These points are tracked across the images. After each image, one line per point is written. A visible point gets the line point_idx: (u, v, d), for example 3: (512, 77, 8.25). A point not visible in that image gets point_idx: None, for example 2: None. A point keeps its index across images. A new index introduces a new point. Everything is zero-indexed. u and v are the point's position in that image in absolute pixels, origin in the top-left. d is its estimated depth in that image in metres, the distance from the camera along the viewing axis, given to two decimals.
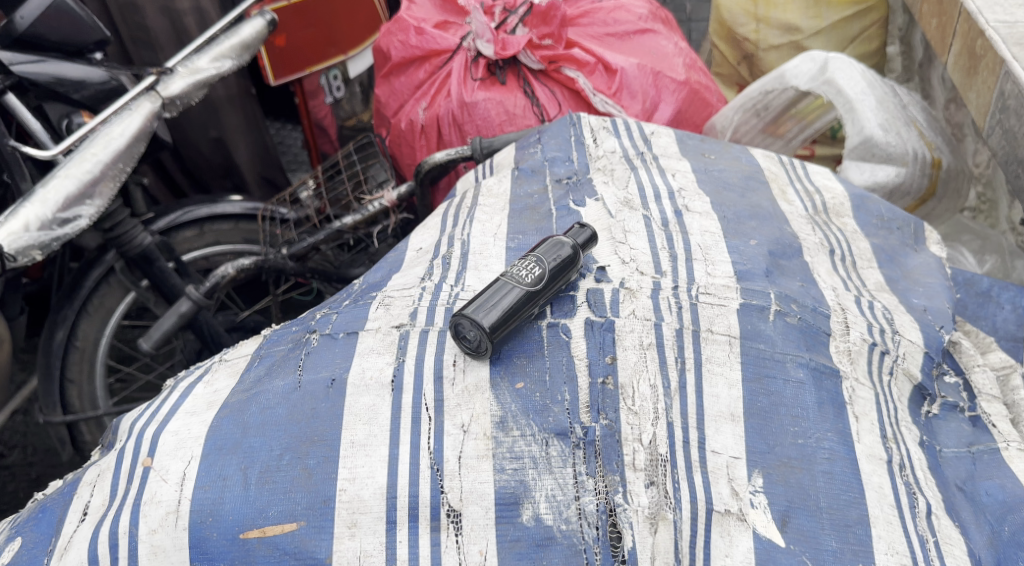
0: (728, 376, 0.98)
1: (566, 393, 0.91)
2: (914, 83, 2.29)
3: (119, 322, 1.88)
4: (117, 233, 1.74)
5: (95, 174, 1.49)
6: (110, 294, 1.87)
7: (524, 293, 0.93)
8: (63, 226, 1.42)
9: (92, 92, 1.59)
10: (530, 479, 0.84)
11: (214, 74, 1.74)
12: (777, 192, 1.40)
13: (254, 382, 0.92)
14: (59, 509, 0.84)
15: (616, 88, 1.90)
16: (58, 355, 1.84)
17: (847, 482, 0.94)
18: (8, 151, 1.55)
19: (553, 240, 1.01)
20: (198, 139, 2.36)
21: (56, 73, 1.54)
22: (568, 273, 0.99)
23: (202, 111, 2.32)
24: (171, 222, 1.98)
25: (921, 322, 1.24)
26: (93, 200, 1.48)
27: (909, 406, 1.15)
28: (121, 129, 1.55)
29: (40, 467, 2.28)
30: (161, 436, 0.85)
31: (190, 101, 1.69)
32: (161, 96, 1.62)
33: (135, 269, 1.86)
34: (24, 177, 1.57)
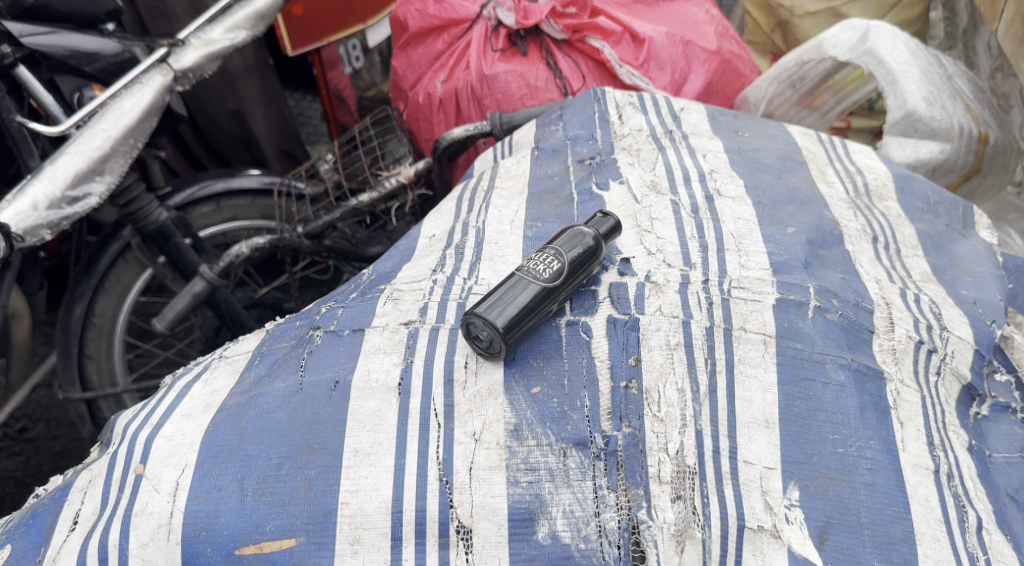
0: (762, 379, 0.91)
1: (586, 398, 0.84)
2: (956, 52, 2.13)
3: (136, 299, 1.84)
4: (134, 209, 1.70)
5: (106, 151, 1.42)
6: (127, 270, 1.83)
7: (540, 291, 0.86)
8: (72, 205, 1.36)
9: (105, 64, 1.51)
10: (546, 493, 0.78)
11: (228, 45, 1.65)
12: (816, 173, 1.31)
13: (253, 383, 0.86)
14: (50, 516, 0.80)
15: (644, 59, 1.80)
16: (76, 332, 1.80)
17: (890, 496, 0.87)
18: (15, 127, 1.46)
19: (572, 230, 0.93)
20: (216, 111, 2.29)
21: (69, 45, 1.47)
22: (589, 267, 0.91)
23: (219, 83, 2.24)
24: (187, 197, 1.91)
25: (971, 316, 1.15)
26: (103, 176, 1.42)
27: (956, 408, 1.06)
28: (133, 104, 1.47)
29: (64, 440, 2.26)
30: (155, 441, 0.80)
31: (203, 74, 1.62)
32: (173, 69, 1.55)
33: (151, 246, 1.81)
34: (31, 155, 1.49)
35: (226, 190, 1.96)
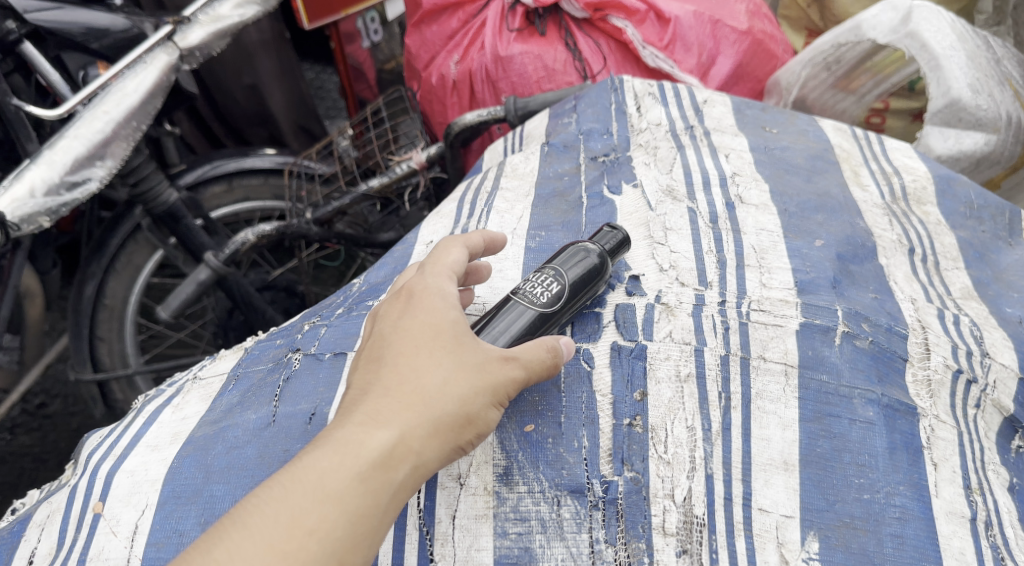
0: (781, 415, 0.82)
1: (585, 439, 0.77)
2: (1005, 30, 1.81)
3: (148, 280, 1.78)
4: (143, 189, 1.64)
5: (107, 135, 1.33)
6: (138, 251, 1.78)
7: (534, 318, 0.78)
8: (71, 191, 1.29)
9: (114, 41, 1.43)
10: (536, 546, 0.72)
11: (238, 22, 1.54)
12: (850, 174, 1.20)
13: (224, 412, 0.79)
14: (6, 552, 0.75)
15: (669, 40, 1.67)
16: (87, 313, 1.75)
17: (920, 549, 0.78)
18: (10, 109, 1.35)
19: (575, 248, 0.84)
20: (232, 87, 2.21)
21: (83, 23, 1.40)
22: (592, 289, 0.83)
23: (235, 57, 2.16)
24: (199, 176, 1.85)
25: (1017, 338, 1.03)
26: (104, 161, 1.34)
27: (997, 442, 0.93)
28: (136, 84, 1.38)
29: (80, 418, 2.20)
30: (116, 476, 0.75)
31: (212, 52, 1.50)
32: (179, 48, 1.45)
33: (162, 227, 1.76)
34: (32, 141, 1.38)
35: (238, 170, 1.89)
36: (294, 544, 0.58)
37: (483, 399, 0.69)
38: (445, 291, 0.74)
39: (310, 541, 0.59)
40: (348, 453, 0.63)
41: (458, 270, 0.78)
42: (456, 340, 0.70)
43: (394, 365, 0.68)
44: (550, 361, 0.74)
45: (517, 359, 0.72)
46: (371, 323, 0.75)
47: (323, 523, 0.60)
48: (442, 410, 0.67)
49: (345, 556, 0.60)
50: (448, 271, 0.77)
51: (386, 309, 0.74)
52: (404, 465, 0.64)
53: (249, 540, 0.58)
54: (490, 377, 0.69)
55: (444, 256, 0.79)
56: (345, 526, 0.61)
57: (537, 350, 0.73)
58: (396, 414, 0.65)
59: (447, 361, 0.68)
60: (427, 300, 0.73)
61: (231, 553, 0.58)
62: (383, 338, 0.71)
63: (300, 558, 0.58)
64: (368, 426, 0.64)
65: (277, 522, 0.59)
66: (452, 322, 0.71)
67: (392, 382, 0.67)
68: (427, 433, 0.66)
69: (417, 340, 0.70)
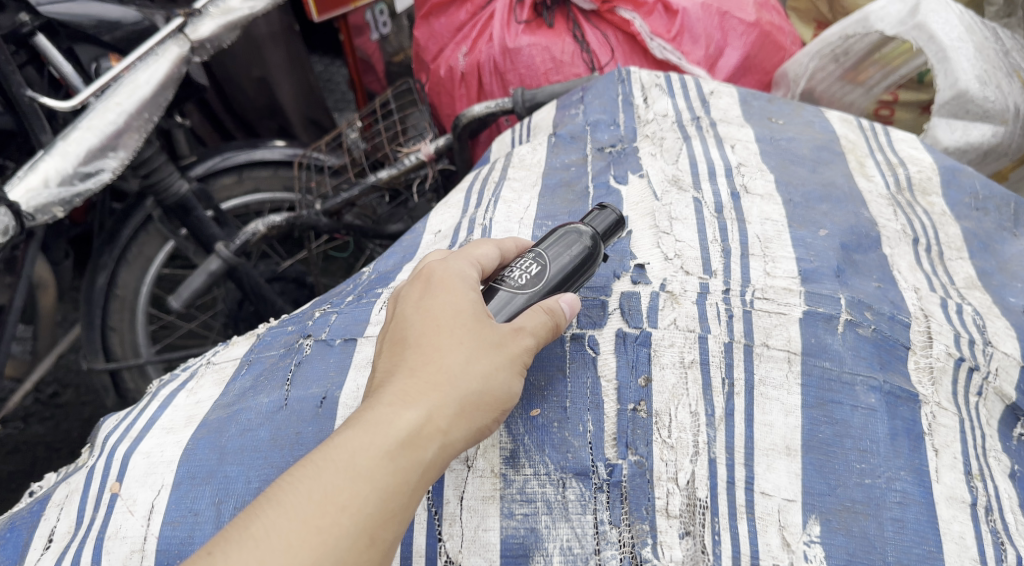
0: (784, 401, 0.84)
1: (590, 423, 0.78)
2: (1015, 21, 1.79)
3: (159, 270, 1.80)
4: (155, 181, 1.66)
5: (119, 126, 1.35)
6: (149, 242, 1.80)
7: (512, 300, 0.77)
8: (86, 180, 1.31)
9: (125, 33, 1.44)
10: (541, 527, 0.73)
11: (248, 13, 1.54)
12: (855, 165, 1.21)
13: (238, 396, 0.81)
14: (26, 533, 0.77)
15: (677, 32, 1.68)
16: (98, 303, 1.77)
17: (920, 533, 0.79)
18: (25, 101, 1.34)
19: (558, 231, 0.83)
20: (241, 79, 2.22)
21: (94, 15, 1.41)
22: (577, 268, 0.81)
23: (244, 49, 2.16)
24: (210, 168, 1.86)
25: (1019, 327, 1.03)
26: (117, 152, 1.35)
27: (999, 430, 0.94)
28: (148, 76, 1.39)
29: (92, 408, 2.22)
30: (132, 457, 0.77)
31: (222, 44, 1.52)
32: (190, 40, 1.46)
33: (172, 218, 1.78)
34: (43, 131, 1.36)
35: (248, 162, 1.90)
36: (327, 519, 0.62)
37: (502, 373, 0.71)
38: (464, 274, 0.76)
39: (342, 518, 0.63)
40: (377, 434, 0.65)
41: (482, 260, 0.80)
42: (478, 321, 0.72)
43: (417, 347, 0.71)
44: (548, 322, 0.76)
45: (524, 330, 0.74)
46: (394, 303, 0.78)
47: (353, 500, 0.63)
48: (466, 389, 0.69)
49: (375, 533, 0.63)
50: (470, 258, 0.79)
51: (409, 291, 0.76)
52: (432, 442, 0.67)
53: (283, 516, 0.62)
54: (507, 352, 0.72)
55: (473, 250, 0.81)
56: (375, 502, 0.64)
57: (534, 314, 0.75)
58: (422, 396, 0.68)
59: (469, 343, 0.71)
60: (447, 282, 0.75)
61: (267, 530, 0.61)
62: (407, 320, 0.74)
63: (331, 535, 0.62)
64: (396, 407, 0.67)
65: (310, 501, 0.63)
66: (473, 303, 0.73)
67: (418, 364, 0.70)
68: (453, 410, 0.68)
69: (439, 323, 0.72)
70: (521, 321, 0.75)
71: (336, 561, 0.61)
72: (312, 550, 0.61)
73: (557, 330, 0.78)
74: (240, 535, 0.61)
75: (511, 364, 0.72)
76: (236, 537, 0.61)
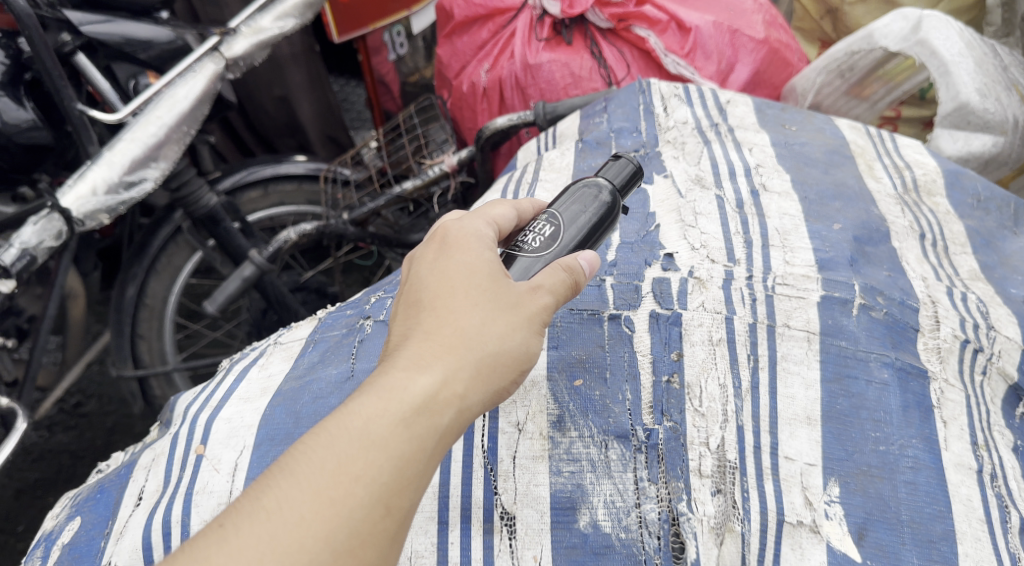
0: (804, 375, 0.91)
1: (627, 392, 0.86)
2: (1013, 40, 1.90)
3: (187, 280, 1.88)
4: (185, 194, 1.73)
5: (160, 138, 1.44)
6: (178, 253, 1.88)
7: (528, 264, 0.80)
8: (129, 190, 1.40)
9: (159, 52, 1.53)
10: (587, 483, 0.81)
11: (278, 33, 1.61)
12: (864, 168, 1.29)
13: (308, 368, 0.90)
14: (116, 492, 0.88)
15: (690, 48, 1.75)
16: (129, 312, 1.84)
17: (931, 494, 0.86)
18: (75, 114, 1.37)
19: (572, 192, 0.86)
20: (263, 98, 2.32)
21: (125, 34, 1.48)
22: (593, 225, 0.83)
23: (267, 69, 2.26)
24: (236, 182, 1.94)
25: (1020, 315, 1.11)
26: (158, 162, 1.44)
27: (1002, 408, 1.01)
28: (186, 92, 1.48)
29: (115, 417, 2.24)
30: (215, 423, 0.86)
31: (254, 62, 1.59)
32: (225, 57, 1.53)
33: (200, 229, 1.86)
34: (93, 143, 1.40)
35: (274, 176, 1.99)
36: (342, 489, 0.62)
37: (518, 336, 0.72)
38: (478, 235, 0.77)
39: (356, 488, 0.63)
40: (392, 400, 0.66)
41: (498, 219, 0.82)
42: (493, 282, 0.73)
43: (432, 311, 0.71)
44: (567, 279, 0.77)
45: (541, 287, 0.75)
46: (407, 267, 0.78)
47: (368, 469, 0.63)
48: (482, 351, 0.70)
49: (391, 502, 0.63)
50: (485, 217, 0.81)
51: (422, 254, 0.77)
52: (449, 408, 0.67)
53: (298, 488, 0.62)
54: (523, 313, 0.72)
55: (490, 211, 0.82)
56: (391, 470, 0.64)
57: (553, 272, 0.76)
58: (437, 360, 0.68)
59: (483, 305, 0.71)
60: (462, 243, 0.76)
61: (280, 503, 0.61)
62: (420, 283, 0.74)
63: (345, 506, 0.62)
64: (410, 372, 0.67)
65: (324, 471, 0.63)
66: (488, 263, 0.74)
67: (432, 327, 0.71)
68: (469, 375, 0.69)
69: (453, 286, 0.73)
70: (538, 280, 0.76)
71: (351, 532, 0.61)
72: (327, 521, 0.61)
73: (578, 287, 0.80)
74: (252, 509, 0.61)
75: (528, 323, 0.72)
76: (248, 512, 0.61)
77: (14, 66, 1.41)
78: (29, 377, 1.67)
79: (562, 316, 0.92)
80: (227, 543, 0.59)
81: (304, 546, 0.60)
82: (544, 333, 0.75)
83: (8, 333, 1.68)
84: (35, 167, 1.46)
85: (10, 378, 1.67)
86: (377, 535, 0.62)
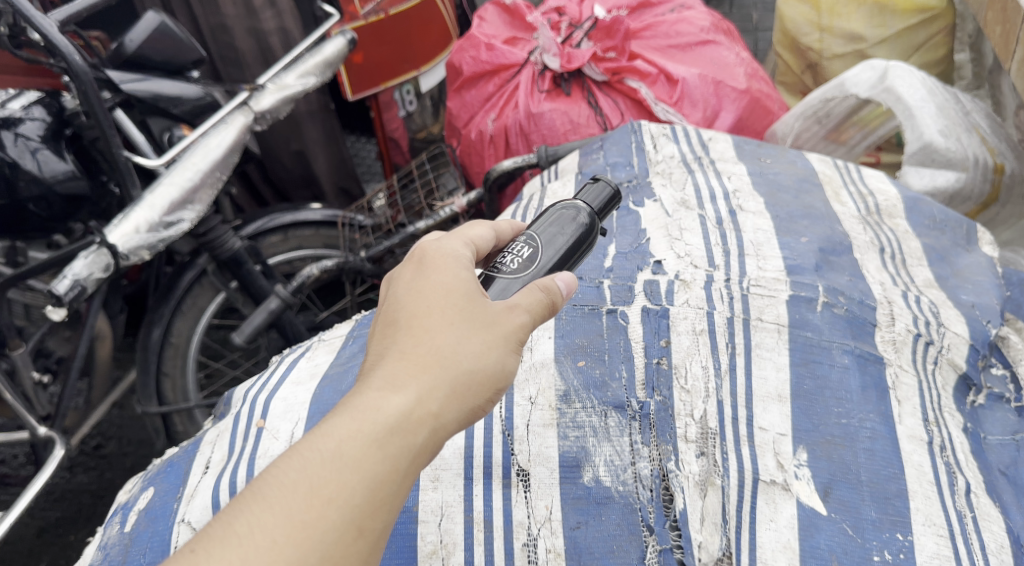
0: (775, 360, 1.06)
1: (624, 370, 1.02)
2: (983, 92, 2.09)
3: (210, 320, 1.97)
4: (210, 238, 1.83)
5: (195, 182, 1.60)
6: (202, 294, 1.96)
7: (507, 284, 0.84)
8: (168, 229, 1.54)
9: (189, 107, 1.68)
10: (590, 445, 0.96)
11: (301, 89, 1.80)
12: (831, 194, 1.45)
13: (349, 357, 1.05)
14: (184, 464, 1.03)
15: (678, 97, 1.91)
16: (156, 351, 1.93)
17: (887, 459, 0.99)
18: (121, 159, 1.51)
19: (549, 217, 0.92)
20: (282, 152, 2.52)
21: (154, 90, 1.62)
22: (570, 246, 0.89)
23: (286, 126, 2.47)
24: (258, 228, 2.05)
25: (968, 316, 1.24)
26: (194, 205, 1.60)
27: (953, 394, 1.16)
28: (218, 141, 1.66)
29: (135, 457, 2.29)
30: (273, 401, 1.01)
31: (279, 115, 1.77)
32: (254, 111, 1.72)
33: (225, 272, 1.94)
34: (136, 186, 1.54)
35: (293, 222, 2.09)
36: (314, 513, 0.63)
37: (495, 355, 0.74)
38: (455, 255, 0.79)
39: (329, 511, 0.63)
40: (366, 420, 0.67)
41: (476, 240, 0.85)
42: (470, 301, 0.75)
43: (409, 329, 0.73)
44: (544, 300, 0.79)
45: (518, 306, 0.77)
46: (386, 288, 0.80)
47: (341, 492, 0.64)
48: (457, 371, 0.71)
49: (364, 524, 0.64)
50: (463, 238, 0.84)
51: (401, 274, 0.79)
52: (423, 428, 0.69)
53: (270, 511, 0.62)
54: (499, 331, 0.74)
55: (469, 232, 0.86)
56: (364, 492, 0.65)
57: (530, 292, 0.78)
58: (412, 380, 0.70)
59: (459, 325, 0.73)
60: (438, 263, 0.78)
61: (253, 526, 0.62)
62: (397, 302, 0.76)
63: (317, 529, 0.62)
64: (385, 392, 0.69)
65: (296, 493, 0.64)
66: (463, 281, 0.76)
67: (408, 345, 0.72)
68: (443, 395, 0.70)
69: (430, 305, 0.74)
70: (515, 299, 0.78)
71: (323, 555, 0.62)
72: (299, 545, 0.61)
73: (556, 307, 0.82)
74: (221, 533, 0.61)
75: (503, 342, 0.74)
76: (218, 536, 0.61)
77: (56, 123, 1.61)
78: (60, 412, 1.78)
79: (567, 311, 1.09)
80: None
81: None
82: (520, 351, 0.77)
83: (40, 371, 1.82)
84: (70, 215, 1.63)
85: (43, 412, 1.77)
86: (349, 559, 0.63)
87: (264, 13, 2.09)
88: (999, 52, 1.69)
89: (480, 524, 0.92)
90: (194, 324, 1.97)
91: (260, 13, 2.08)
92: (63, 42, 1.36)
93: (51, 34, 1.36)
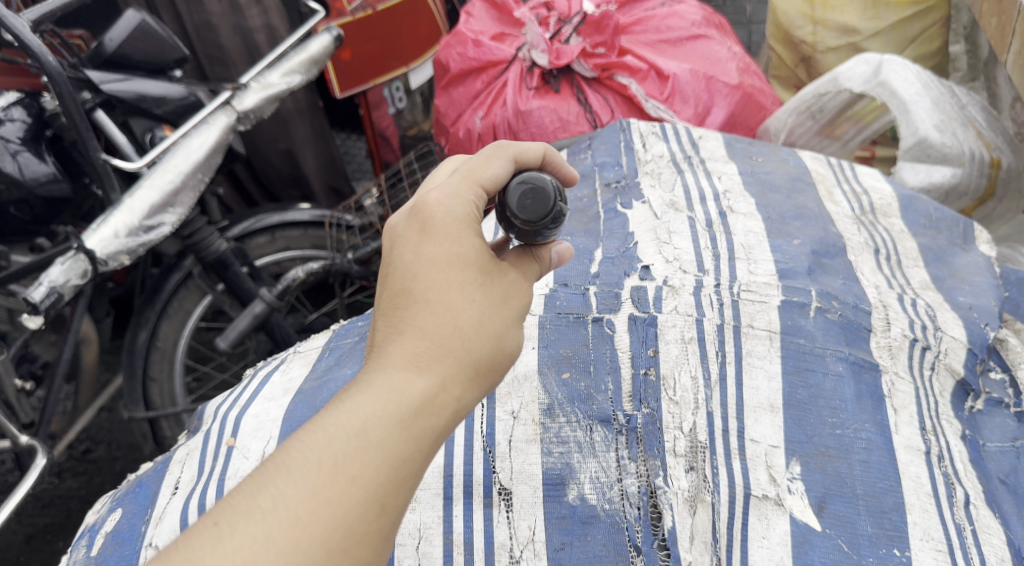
0: (767, 369, 1.02)
1: (610, 383, 0.99)
2: (979, 84, 2.06)
3: (197, 324, 1.90)
4: (196, 240, 1.77)
5: (177, 185, 1.54)
6: (189, 297, 1.90)
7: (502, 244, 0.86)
8: (147, 233, 1.49)
9: (173, 107, 1.61)
10: (574, 461, 0.94)
11: (285, 88, 1.74)
12: (824, 193, 1.41)
13: (326, 370, 1.03)
14: (153, 484, 1.00)
15: (669, 94, 1.86)
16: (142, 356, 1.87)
17: (883, 471, 0.95)
18: (99, 162, 1.45)
19: (500, 191, 0.77)
20: (269, 151, 2.46)
21: (138, 91, 1.56)
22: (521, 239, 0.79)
23: (273, 125, 2.41)
24: (244, 229, 1.98)
25: (966, 319, 1.20)
26: (174, 208, 1.54)
27: (951, 400, 1.12)
28: (200, 142, 1.59)
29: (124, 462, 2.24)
30: (244, 419, 1.00)
31: (263, 114, 1.71)
32: (237, 110, 1.65)
33: (211, 274, 1.88)
34: (115, 190, 1.49)
35: (280, 223, 2.02)
36: (337, 490, 0.61)
37: (513, 332, 0.71)
38: (464, 215, 0.72)
39: (352, 488, 0.61)
40: (390, 401, 0.65)
41: (486, 181, 0.75)
42: (487, 275, 0.71)
43: (426, 305, 0.69)
44: (536, 267, 0.78)
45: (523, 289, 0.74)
46: (389, 245, 0.74)
47: (365, 470, 0.62)
48: (477, 351, 0.69)
49: (387, 500, 0.62)
50: (474, 178, 0.74)
51: (405, 235, 0.72)
52: (444, 410, 0.66)
53: (293, 487, 0.60)
54: (514, 308, 0.72)
55: (481, 169, 0.75)
56: (387, 471, 0.63)
57: (526, 259, 0.77)
58: (435, 361, 0.67)
59: (478, 302, 0.70)
60: (449, 228, 0.71)
61: (276, 501, 0.60)
62: (406, 271, 0.71)
63: (341, 506, 0.60)
64: (408, 373, 0.66)
65: (319, 470, 0.62)
66: (476, 250, 0.71)
67: (425, 322, 0.68)
68: (466, 376, 0.68)
69: (448, 279, 0.70)
70: (523, 270, 0.75)
71: (348, 531, 0.60)
72: (323, 521, 0.59)
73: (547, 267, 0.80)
74: (243, 508, 0.59)
75: (517, 318, 0.72)
76: (239, 510, 0.59)
77: (36, 123, 1.54)
78: (44, 419, 1.72)
79: (550, 319, 1.06)
80: (221, 543, 0.57)
81: (298, 546, 0.58)
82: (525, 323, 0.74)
83: (24, 378, 1.74)
84: (53, 219, 1.57)
85: (26, 419, 1.72)
86: (372, 537, 0.61)
87: (249, 11, 2.04)
88: (996, 43, 1.65)
89: (459, 546, 0.90)
90: (181, 327, 1.90)
91: (245, 10, 2.03)
92: (36, 43, 1.30)
93: (23, 35, 1.30)
